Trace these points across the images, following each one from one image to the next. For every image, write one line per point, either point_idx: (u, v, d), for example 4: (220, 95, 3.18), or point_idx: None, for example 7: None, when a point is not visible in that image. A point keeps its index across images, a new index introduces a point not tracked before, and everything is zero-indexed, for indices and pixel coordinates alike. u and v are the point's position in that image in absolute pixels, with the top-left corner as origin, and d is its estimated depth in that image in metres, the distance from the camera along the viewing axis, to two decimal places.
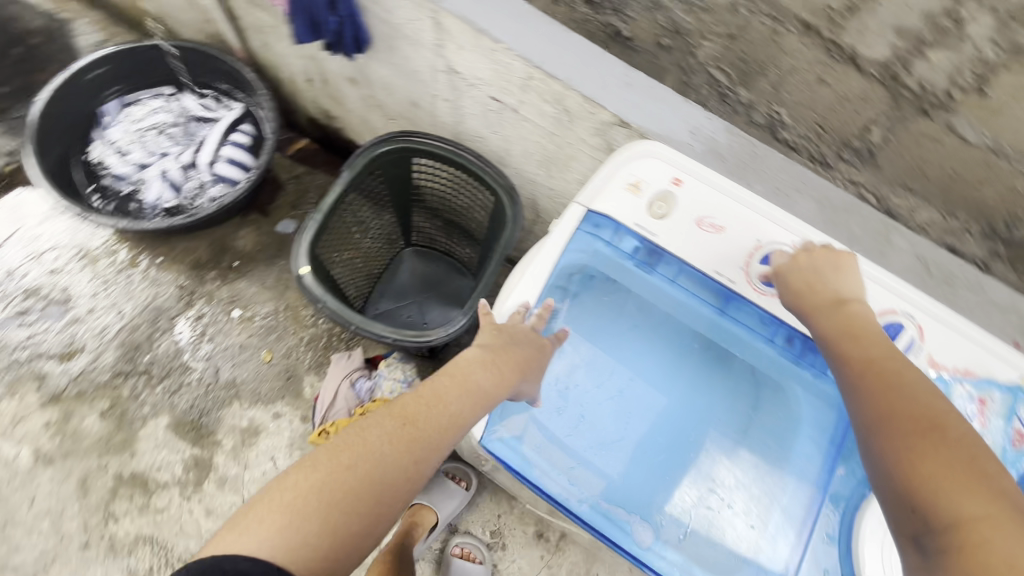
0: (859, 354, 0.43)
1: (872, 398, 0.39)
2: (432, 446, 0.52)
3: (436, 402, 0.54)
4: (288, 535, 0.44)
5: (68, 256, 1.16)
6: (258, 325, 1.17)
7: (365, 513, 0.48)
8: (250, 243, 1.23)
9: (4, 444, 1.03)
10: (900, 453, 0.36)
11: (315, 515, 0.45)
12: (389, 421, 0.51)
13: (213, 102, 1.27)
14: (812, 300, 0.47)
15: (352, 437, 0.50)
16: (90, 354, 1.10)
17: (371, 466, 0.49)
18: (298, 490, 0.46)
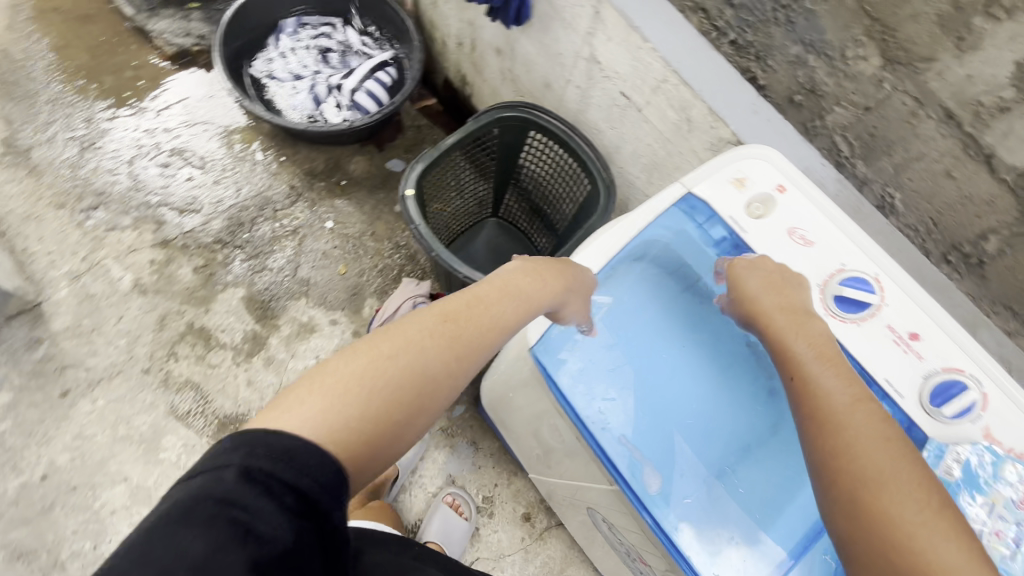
0: (848, 394, 0.45)
1: (861, 447, 0.42)
2: (475, 345, 0.51)
3: (479, 305, 0.53)
4: (330, 425, 0.41)
5: (214, 132, 1.33)
6: (344, 241, 1.27)
7: (405, 407, 0.45)
8: (361, 169, 1.35)
9: (114, 265, 1.18)
10: (899, 519, 0.39)
11: (356, 402, 0.43)
12: (430, 319, 0.50)
13: (371, 42, 1.42)
14: (786, 322, 0.51)
15: (394, 332, 0.48)
16: (203, 217, 1.25)
17: (411, 362, 0.46)
18: (338, 377, 0.43)
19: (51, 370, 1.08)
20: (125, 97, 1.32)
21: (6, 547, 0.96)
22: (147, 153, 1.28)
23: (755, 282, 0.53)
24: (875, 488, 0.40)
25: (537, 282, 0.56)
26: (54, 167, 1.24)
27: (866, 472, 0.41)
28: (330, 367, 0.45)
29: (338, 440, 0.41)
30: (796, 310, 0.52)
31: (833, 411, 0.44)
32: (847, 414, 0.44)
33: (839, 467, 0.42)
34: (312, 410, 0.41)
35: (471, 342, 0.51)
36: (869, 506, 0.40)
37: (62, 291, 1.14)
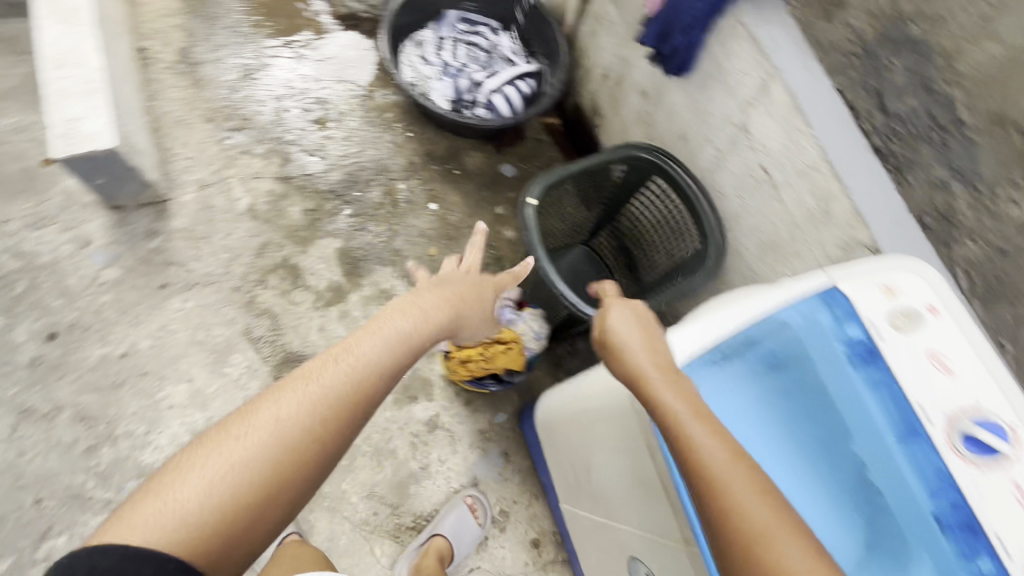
0: (717, 447, 0.48)
1: (713, 471, 0.47)
2: (349, 406, 0.57)
3: (337, 367, 0.59)
4: (178, 522, 0.47)
5: (356, 93, 1.41)
6: (442, 225, 1.32)
7: (270, 483, 0.52)
8: (476, 164, 1.40)
9: (237, 185, 1.26)
10: (770, 544, 0.43)
11: (214, 503, 0.49)
12: (287, 397, 0.55)
13: (519, 52, 1.48)
14: (662, 378, 0.54)
15: (244, 417, 0.54)
16: (325, 165, 1.32)
17: (263, 445, 0.52)
18: (191, 483, 0.49)
19: (157, 263, 1.16)
20: (291, 41, 1.43)
21: (73, 406, 1.03)
22: (294, 96, 1.38)
23: (629, 333, 0.61)
24: (732, 512, 0.45)
25: (414, 326, 0.67)
26: (212, 87, 1.35)
27: (746, 516, 0.44)
28: (185, 460, 0.51)
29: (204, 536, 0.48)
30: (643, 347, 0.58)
31: (715, 467, 0.47)
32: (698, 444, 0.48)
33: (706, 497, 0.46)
34: (164, 515, 0.47)
35: (336, 408, 0.56)
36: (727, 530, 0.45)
37: (187, 197, 1.23)
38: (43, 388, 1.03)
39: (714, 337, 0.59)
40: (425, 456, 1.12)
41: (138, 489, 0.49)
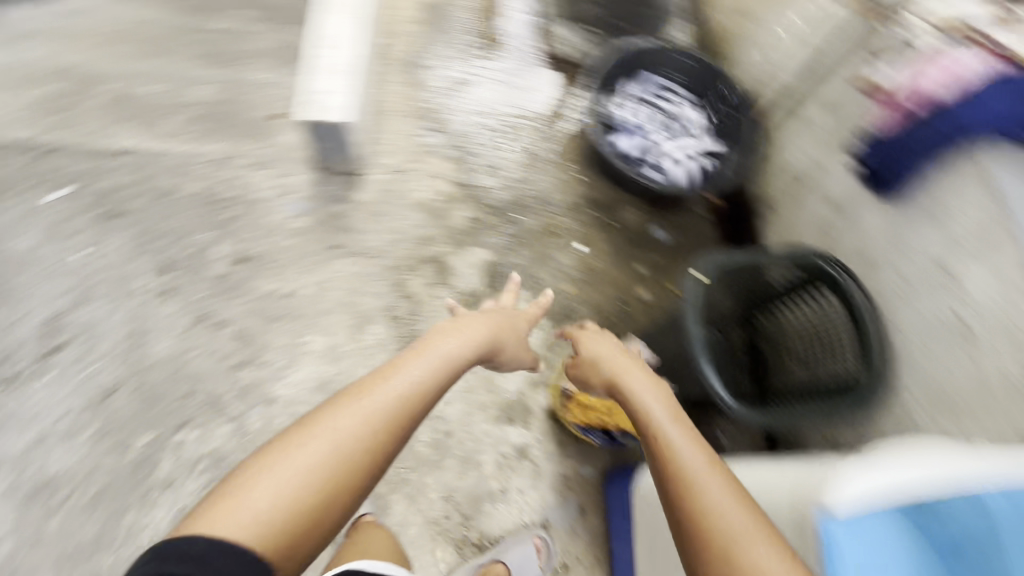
0: (685, 439, 0.65)
1: (681, 456, 0.62)
2: (396, 418, 0.65)
3: (386, 389, 0.66)
4: (253, 518, 0.55)
5: (541, 125, 1.51)
6: (585, 268, 1.36)
7: (327, 488, 0.59)
8: (632, 220, 1.43)
9: (419, 177, 1.37)
10: (744, 543, 0.53)
11: (281, 503, 0.56)
12: (340, 413, 0.63)
13: (700, 126, 1.46)
14: (641, 385, 0.77)
15: (303, 431, 0.61)
16: (496, 182, 1.41)
17: (323, 456, 0.59)
18: (258, 483, 0.57)
19: (336, 226, 1.29)
20: (501, 65, 1.55)
21: (236, 325, 1.17)
22: (489, 113, 1.49)
23: (607, 351, 0.87)
24: (701, 493, 0.58)
25: (450, 350, 0.76)
26: (424, 86, 1.47)
27: (722, 517, 0.56)
28: (251, 466, 0.59)
29: (273, 528, 0.55)
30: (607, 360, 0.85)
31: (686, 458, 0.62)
32: (670, 437, 0.65)
33: (675, 484, 0.61)
34: (238, 514, 0.55)
35: (386, 420, 0.64)
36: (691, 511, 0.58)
37: (377, 176, 1.35)
38: (220, 302, 1.18)
39: (922, 491, 0.55)
40: (507, 480, 1.14)
41: (211, 495, 0.57)
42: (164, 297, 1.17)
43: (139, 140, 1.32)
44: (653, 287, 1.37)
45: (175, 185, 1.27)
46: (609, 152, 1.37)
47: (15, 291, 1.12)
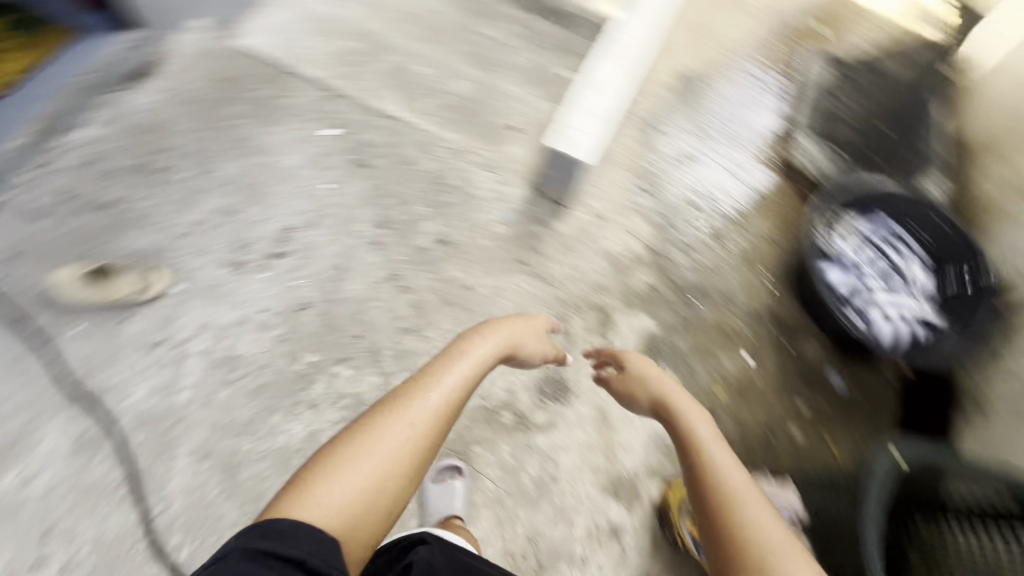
0: (722, 462, 0.79)
1: (724, 476, 0.77)
2: (434, 420, 0.80)
3: (421, 400, 0.81)
4: (327, 508, 0.69)
5: (748, 224, 1.48)
6: (743, 379, 1.31)
7: (383, 479, 0.73)
8: (812, 353, 1.34)
9: (617, 228, 1.40)
10: (777, 556, 0.68)
11: (347, 497, 0.71)
12: (385, 424, 0.77)
13: (926, 289, 1.33)
14: (688, 407, 0.88)
15: (350, 438, 0.76)
16: (686, 261, 1.41)
17: (374, 458, 0.74)
18: (324, 480, 0.71)
19: (529, 243, 1.36)
20: (729, 154, 1.55)
21: (416, 296, 1.28)
22: (702, 193, 1.49)
23: (655, 373, 0.96)
24: (742, 510, 0.73)
25: (476, 360, 0.90)
26: (654, 150, 1.51)
27: (759, 529, 0.71)
28: (316, 469, 0.73)
29: (343, 515, 0.69)
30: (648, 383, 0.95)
31: (724, 479, 0.76)
32: (714, 455, 0.80)
33: (719, 497, 0.75)
34: (312, 505, 0.69)
35: (427, 421, 0.79)
36: (731, 522, 0.72)
37: (581, 214, 1.40)
38: (411, 270, 1.30)
39: None
40: (592, 550, 1.12)
41: (285, 494, 0.71)
42: (371, 247, 1.31)
43: (401, 111, 1.50)
44: (807, 430, 1.28)
45: (414, 158, 1.43)
46: (821, 282, 1.29)
47: (267, 193, 1.32)
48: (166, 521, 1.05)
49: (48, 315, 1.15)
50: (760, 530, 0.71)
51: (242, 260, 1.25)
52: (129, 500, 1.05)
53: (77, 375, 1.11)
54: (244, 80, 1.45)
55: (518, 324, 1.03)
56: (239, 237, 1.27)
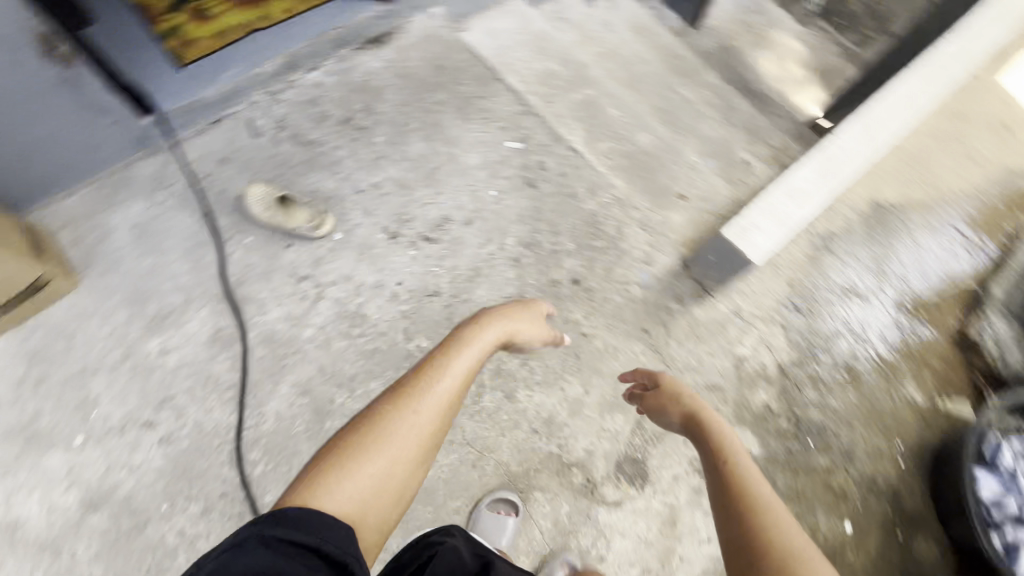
0: (741, 470, 0.78)
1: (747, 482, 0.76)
2: (442, 408, 0.85)
3: (425, 390, 0.85)
4: (340, 499, 0.74)
5: (900, 385, 1.33)
6: (834, 547, 1.18)
7: (394, 468, 0.79)
8: (923, 552, 1.20)
9: (755, 335, 1.33)
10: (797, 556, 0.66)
11: (358, 487, 0.75)
12: (393, 418, 0.81)
13: None
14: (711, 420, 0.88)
15: (360, 431, 0.80)
16: (817, 396, 1.29)
17: (385, 451, 0.79)
18: (337, 471, 0.76)
19: (659, 316, 1.32)
20: (903, 303, 1.41)
21: None
22: (859, 333, 1.37)
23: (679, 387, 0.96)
24: (764, 513, 0.71)
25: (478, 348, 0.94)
26: (822, 272, 1.41)
27: (780, 533, 0.69)
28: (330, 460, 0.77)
29: (356, 503, 0.75)
30: (672, 401, 0.94)
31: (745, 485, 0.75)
32: (738, 463, 0.79)
33: (740, 503, 0.74)
34: (327, 496, 0.73)
35: (434, 410, 0.84)
36: (757, 530, 0.69)
37: (722, 308, 1.34)
38: (539, 297, 1.31)
39: None
40: None
41: (299, 484, 0.75)
42: (511, 262, 1.34)
43: (582, 146, 1.53)
44: None
45: (579, 193, 1.45)
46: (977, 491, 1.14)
47: (440, 180, 1.40)
48: (254, 435, 1.13)
49: (232, 219, 1.30)
50: (785, 535, 0.68)
51: (398, 231, 1.33)
52: (233, 403, 1.15)
53: (235, 278, 1.25)
54: (458, 71, 1.55)
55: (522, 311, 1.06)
56: (403, 210, 1.36)
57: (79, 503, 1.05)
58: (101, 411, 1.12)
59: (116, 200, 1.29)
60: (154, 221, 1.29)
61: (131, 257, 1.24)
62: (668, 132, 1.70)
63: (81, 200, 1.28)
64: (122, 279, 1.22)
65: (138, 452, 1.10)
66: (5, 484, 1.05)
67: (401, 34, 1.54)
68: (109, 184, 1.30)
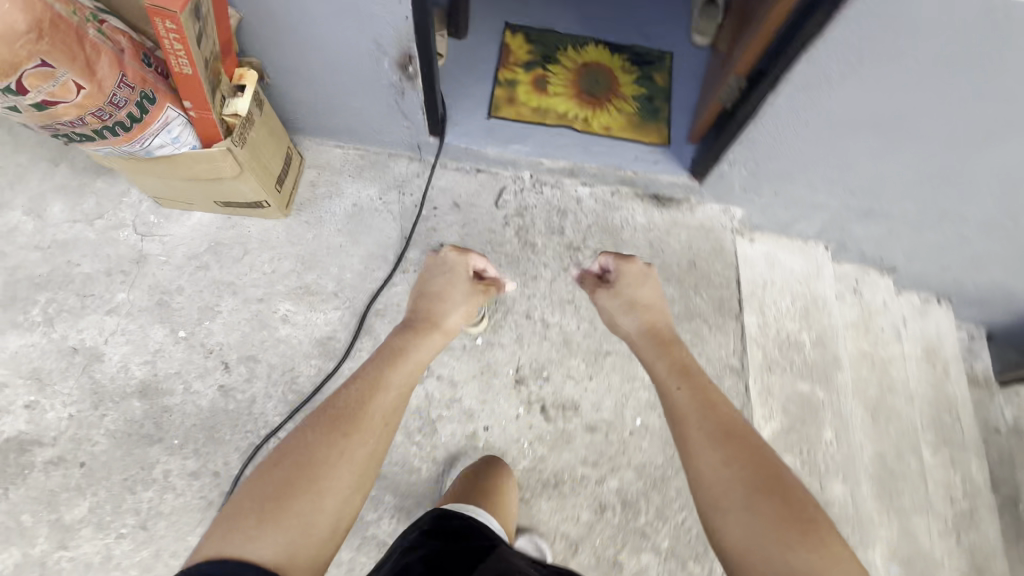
0: (702, 390, 0.86)
1: (718, 407, 0.82)
2: (381, 418, 0.82)
3: (354, 405, 0.81)
4: (265, 541, 0.66)
5: None
6: None
7: (330, 486, 0.72)
8: None
9: None
10: (766, 466, 0.74)
11: (285, 525, 0.67)
12: (319, 445, 0.75)
13: None
14: (667, 341, 0.95)
15: (282, 468, 0.72)
16: None
17: (319, 480, 0.72)
18: (258, 511, 0.68)
19: None
20: None
21: None
22: None
23: (652, 291, 1.03)
24: (740, 431, 0.78)
25: (420, 354, 0.93)
26: None
27: (750, 446, 0.76)
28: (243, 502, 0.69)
29: (287, 542, 0.67)
30: (645, 308, 1.00)
31: (711, 403, 0.82)
32: (709, 391, 0.86)
33: (711, 424, 0.80)
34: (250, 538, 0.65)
35: (370, 424, 0.80)
36: (738, 456, 0.75)
37: None
38: (587, 564, 1.09)
39: None
40: None
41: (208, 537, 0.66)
42: (594, 505, 1.13)
43: None
44: None
45: None
46: None
47: (603, 365, 1.24)
48: None
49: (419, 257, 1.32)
50: (761, 464, 0.74)
51: (526, 378, 1.22)
52: (286, 408, 1.16)
53: (378, 306, 1.26)
54: (705, 279, 1.39)
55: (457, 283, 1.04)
56: (547, 364, 1.24)
57: (137, 382, 1.15)
58: (211, 327, 1.21)
59: (363, 175, 1.39)
60: (370, 211, 1.36)
61: (332, 227, 1.33)
62: (869, 503, 1.34)
63: (343, 155, 1.40)
64: (312, 239, 1.32)
65: (200, 381, 1.16)
66: (118, 323, 1.20)
67: (684, 209, 1.43)
68: (370, 158, 1.41)
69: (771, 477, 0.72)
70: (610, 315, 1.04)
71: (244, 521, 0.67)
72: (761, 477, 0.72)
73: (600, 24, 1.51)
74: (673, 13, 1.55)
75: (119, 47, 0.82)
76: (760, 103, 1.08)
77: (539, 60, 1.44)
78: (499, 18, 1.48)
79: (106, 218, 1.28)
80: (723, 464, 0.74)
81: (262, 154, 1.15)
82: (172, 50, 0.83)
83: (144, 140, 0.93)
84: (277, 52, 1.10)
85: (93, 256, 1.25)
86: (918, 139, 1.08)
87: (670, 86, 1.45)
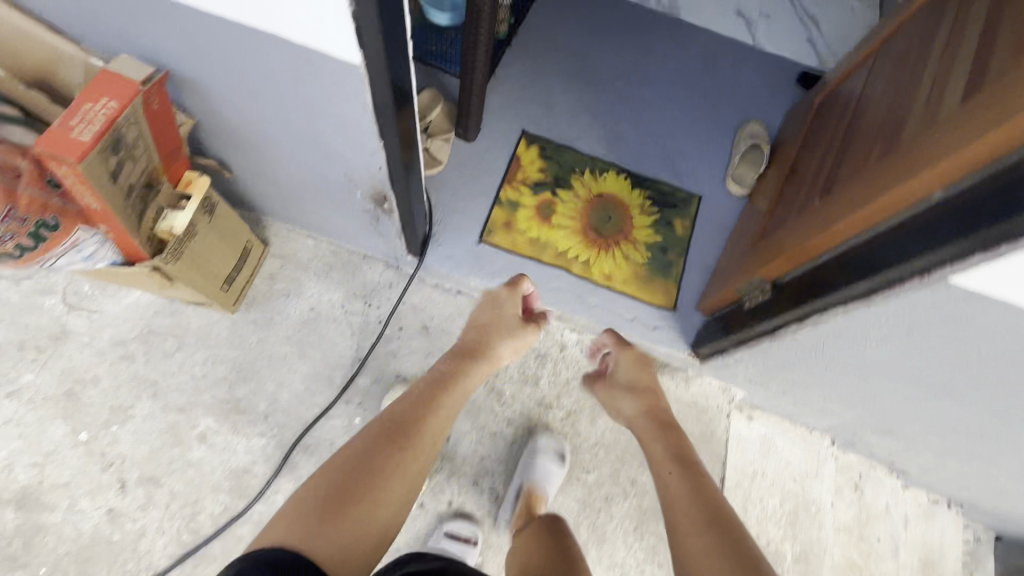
0: (694, 467, 0.82)
1: (710, 485, 0.78)
2: (436, 430, 0.81)
3: (415, 413, 0.80)
4: (324, 532, 0.64)
5: None
6: None
7: (388, 487, 0.71)
8: None
9: None
10: (747, 552, 0.66)
11: (343, 520, 0.66)
12: (380, 445, 0.74)
13: None
14: (658, 413, 0.93)
15: (344, 468, 0.71)
16: None
17: (376, 480, 0.71)
18: (317, 502, 0.67)
19: None
20: None
21: None
22: None
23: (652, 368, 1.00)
24: (725, 513, 0.73)
25: (474, 378, 0.90)
26: None
27: (735, 528, 0.70)
28: (308, 494, 0.68)
29: (342, 539, 0.64)
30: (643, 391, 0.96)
31: (703, 478, 0.79)
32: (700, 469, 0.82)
33: (705, 501, 0.75)
34: (309, 526, 0.64)
35: (426, 431, 0.79)
36: (722, 540, 0.68)
37: None
38: None
39: None
40: None
41: (272, 527, 0.64)
42: None
43: None
44: None
45: None
46: None
47: None
48: None
49: (369, 386, 1.16)
50: (744, 548, 0.67)
51: None
52: (175, 551, 1.02)
53: (309, 441, 1.11)
54: None
55: (490, 310, 0.95)
56: (483, 547, 1.09)
57: (18, 489, 1.02)
58: (117, 435, 1.07)
59: (329, 275, 1.24)
60: (328, 321, 1.21)
61: (281, 333, 1.19)
62: None
63: (313, 249, 1.26)
64: (255, 343, 1.17)
65: (89, 500, 1.02)
66: (15, 411, 1.06)
67: (677, 380, 1.26)
68: (342, 257, 1.26)
69: (752, 566, 0.63)
70: (608, 397, 1.00)
71: (304, 514, 0.65)
72: (745, 556, 0.65)
73: (627, 148, 1.35)
74: (711, 149, 1.39)
75: (13, 174, 0.68)
76: (778, 328, 0.91)
77: (550, 182, 1.29)
78: (516, 123, 1.33)
79: (35, 278, 1.14)
80: (704, 541, 0.69)
81: (206, 259, 1.01)
82: (76, 189, 0.68)
83: (46, 260, 0.79)
84: (240, 155, 0.95)
85: (8, 323, 1.11)
86: (964, 403, 0.90)
87: (690, 237, 1.29)
